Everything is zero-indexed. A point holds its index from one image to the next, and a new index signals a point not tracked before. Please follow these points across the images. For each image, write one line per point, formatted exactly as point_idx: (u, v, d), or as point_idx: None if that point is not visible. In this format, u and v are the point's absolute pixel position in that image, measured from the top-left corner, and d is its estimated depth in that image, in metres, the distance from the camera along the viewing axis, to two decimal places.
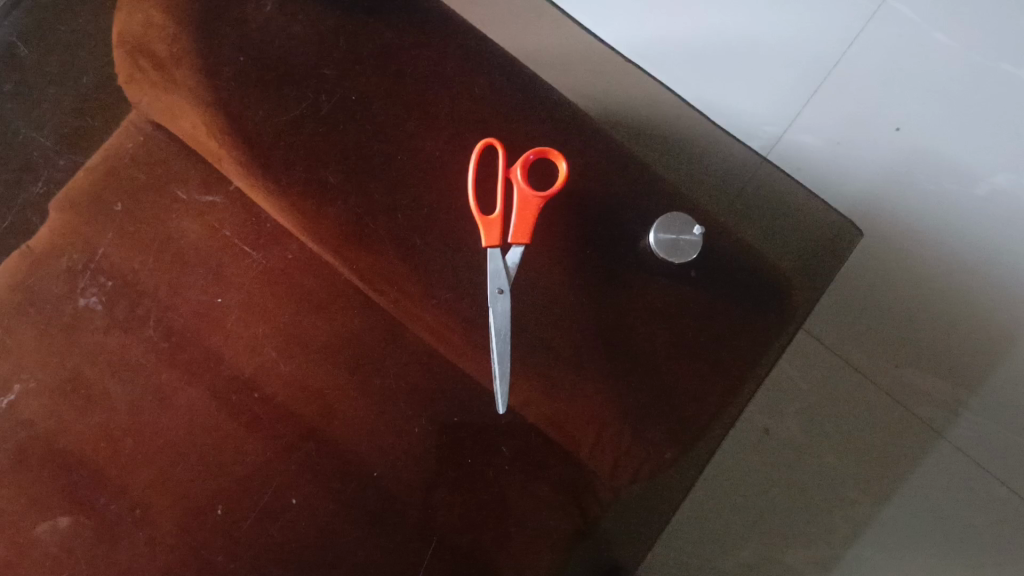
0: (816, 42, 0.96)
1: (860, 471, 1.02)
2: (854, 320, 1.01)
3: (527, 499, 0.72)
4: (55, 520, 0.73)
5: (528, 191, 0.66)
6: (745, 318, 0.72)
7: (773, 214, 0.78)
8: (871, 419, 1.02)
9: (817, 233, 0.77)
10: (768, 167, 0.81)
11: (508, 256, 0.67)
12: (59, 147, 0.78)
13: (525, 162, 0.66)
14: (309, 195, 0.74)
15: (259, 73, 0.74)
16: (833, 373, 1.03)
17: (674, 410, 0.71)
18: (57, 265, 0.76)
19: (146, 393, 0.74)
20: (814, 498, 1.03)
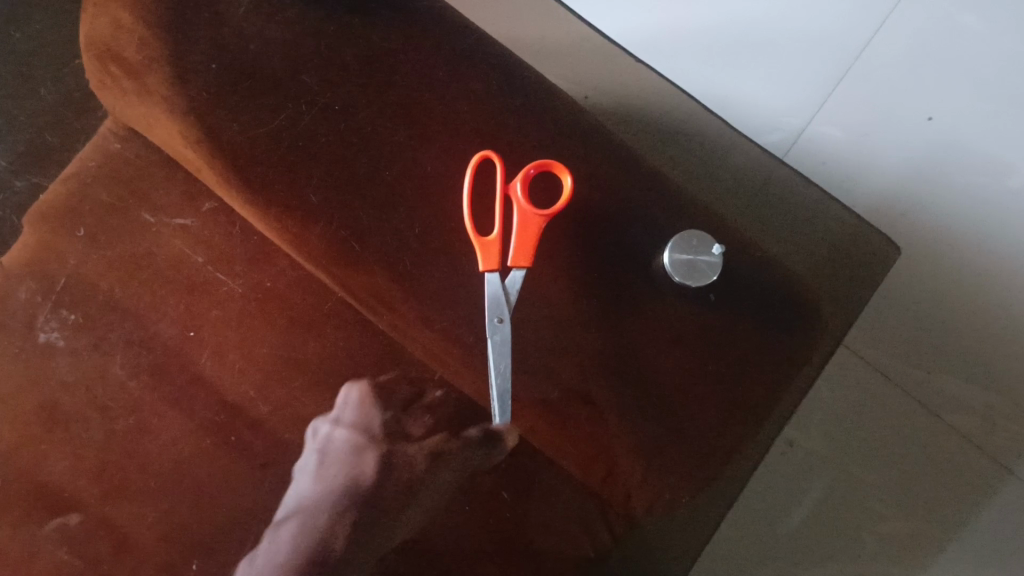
0: (841, 31, 0.89)
1: (892, 486, 0.94)
2: (885, 330, 0.94)
3: (534, 524, 0.68)
4: (67, 517, 0.66)
5: (529, 208, 0.60)
6: (770, 343, 0.65)
7: (793, 223, 0.73)
8: (903, 431, 0.94)
9: (839, 237, 0.71)
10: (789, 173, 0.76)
11: (508, 281, 0.61)
12: (16, 167, 0.72)
13: (525, 177, 0.61)
14: (292, 216, 0.66)
15: (233, 81, 0.66)
16: (862, 382, 0.96)
17: (691, 446, 0.65)
18: (13, 298, 0.68)
19: (113, 441, 0.67)
20: (840, 511, 0.96)
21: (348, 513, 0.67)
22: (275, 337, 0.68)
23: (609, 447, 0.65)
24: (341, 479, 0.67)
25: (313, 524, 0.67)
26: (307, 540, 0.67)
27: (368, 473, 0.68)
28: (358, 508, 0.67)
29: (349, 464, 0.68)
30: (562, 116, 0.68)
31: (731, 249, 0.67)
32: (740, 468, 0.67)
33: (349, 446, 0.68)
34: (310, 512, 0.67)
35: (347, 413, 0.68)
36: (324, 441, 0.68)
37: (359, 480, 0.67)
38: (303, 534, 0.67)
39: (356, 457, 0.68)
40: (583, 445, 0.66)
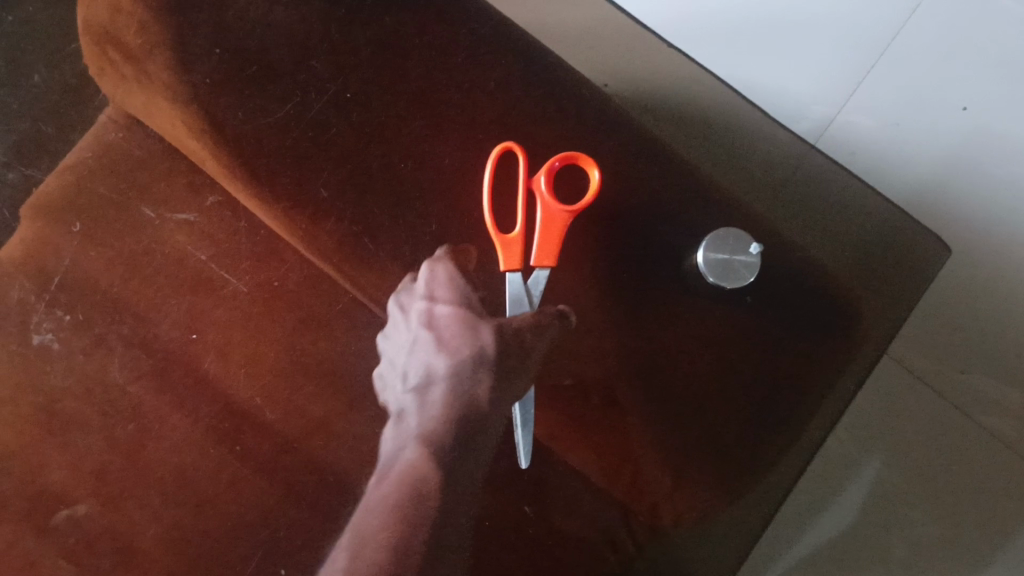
0: (873, 14, 0.83)
1: (922, 489, 0.85)
2: (921, 332, 0.86)
3: (559, 534, 0.63)
4: (75, 508, 0.61)
5: (553, 203, 0.56)
6: (809, 348, 0.62)
7: (829, 214, 0.70)
8: (939, 441, 0.86)
9: (879, 231, 0.68)
10: (820, 161, 0.73)
11: (531, 280, 0.58)
12: (5, 158, 0.68)
13: (549, 169, 0.57)
14: (301, 210, 0.62)
15: (239, 67, 0.62)
16: (900, 389, 0.87)
17: (723, 455, 0.61)
18: (6, 298, 0.64)
19: (111, 449, 0.62)
20: (868, 518, 0.86)
21: (479, 371, 0.53)
22: (281, 340, 0.64)
23: (637, 457, 0.62)
24: (460, 342, 0.55)
25: (446, 390, 0.53)
26: (449, 402, 0.53)
27: (484, 342, 0.54)
28: (491, 367, 0.53)
29: (465, 328, 0.55)
30: (586, 105, 0.64)
31: (766, 248, 0.63)
32: (778, 483, 0.62)
33: (455, 313, 0.56)
34: (441, 380, 0.54)
35: (441, 286, 0.57)
36: (430, 317, 0.57)
37: (478, 342, 0.54)
38: (444, 398, 0.53)
39: (470, 330, 0.55)
40: (609, 456, 0.62)
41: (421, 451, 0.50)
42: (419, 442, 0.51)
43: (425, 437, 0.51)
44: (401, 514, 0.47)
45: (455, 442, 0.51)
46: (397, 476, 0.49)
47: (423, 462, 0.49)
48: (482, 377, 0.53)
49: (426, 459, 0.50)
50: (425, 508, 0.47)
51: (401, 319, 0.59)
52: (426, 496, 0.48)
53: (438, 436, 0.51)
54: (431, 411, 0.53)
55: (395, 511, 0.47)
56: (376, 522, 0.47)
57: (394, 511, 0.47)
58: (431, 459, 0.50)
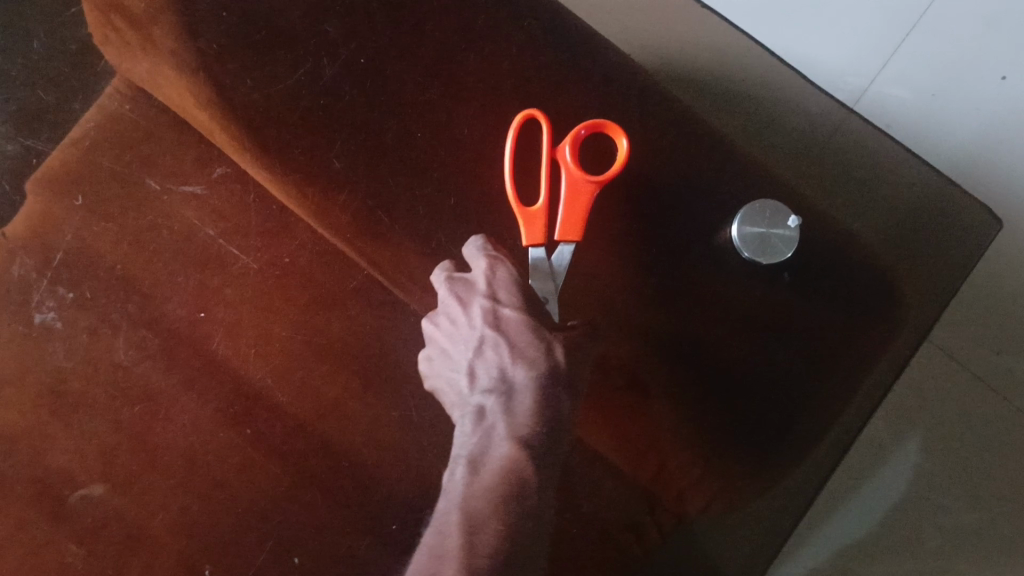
0: None
1: (964, 477, 0.80)
2: (961, 317, 0.80)
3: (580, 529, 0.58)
4: (88, 488, 0.59)
5: (579, 173, 0.53)
6: (848, 327, 0.59)
7: (862, 185, 0.67)
8: (983, 426, 0.81)
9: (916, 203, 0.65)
10: (859, 128, 0.70)
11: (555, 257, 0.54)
12: (6, 130, 0.64)
13: (575, 138, 0.54)
14: (315, 182, 0.60)
15: (247, 32, 0.60)
16: (938, 376, 0.82)
17: (759, 441, 0.58)
18: (6, 275, 0.61)
19: (118, 431, 0.60)
20: (908, 510, 0.80)
21: (557, 379, 0.50)
22: (293, 319, 0.62)
23: (667, 441, 0.59)
24: (534, 346, 0.50)
25: (528, 396, 0.49)
26: (533, 407, 0.49)
27: (559, 357, 0.50)
28: (568, 376, 0.50)
29: (539, 331, 0.50)
30: (611, 72, 0.61)
31: (804, 222, 0.60)
32: (817, 470, 0.58)
33: (525, 314, 0.51)
34: (517, 384, 0.50)
35: (504, 284, 0.52)
36: (495, 317, 0.51)
37: (554, 350, 0.50)
38: (529, 409, 0.48)
39: (544, 343, 0.50)
40: (636, 439, 0.59)
41: (515, 456, 0.46)
42: (510, 446, 0.47)
43: (516, 442, 0.47)
44: (505, 523, 0.44)
45: (545, 448, 0.48)
46: (496, 480, 0.45)
47: (522, 466, 0.46)
48: (561, 385, 0.50)
49: (524, 463, 0.46)
50: (525, 510, 0.45)
51: (456, 313, 0.53)
52: (525, 505, 0.45)
53: (529, 440, 0.47)
54: (515, 416, 0.48)
55: (502, 518, 0.44)
56: (482, 531, 0.43)
57: (499, 518, 0.44)
58: (529, 464, 0.46)
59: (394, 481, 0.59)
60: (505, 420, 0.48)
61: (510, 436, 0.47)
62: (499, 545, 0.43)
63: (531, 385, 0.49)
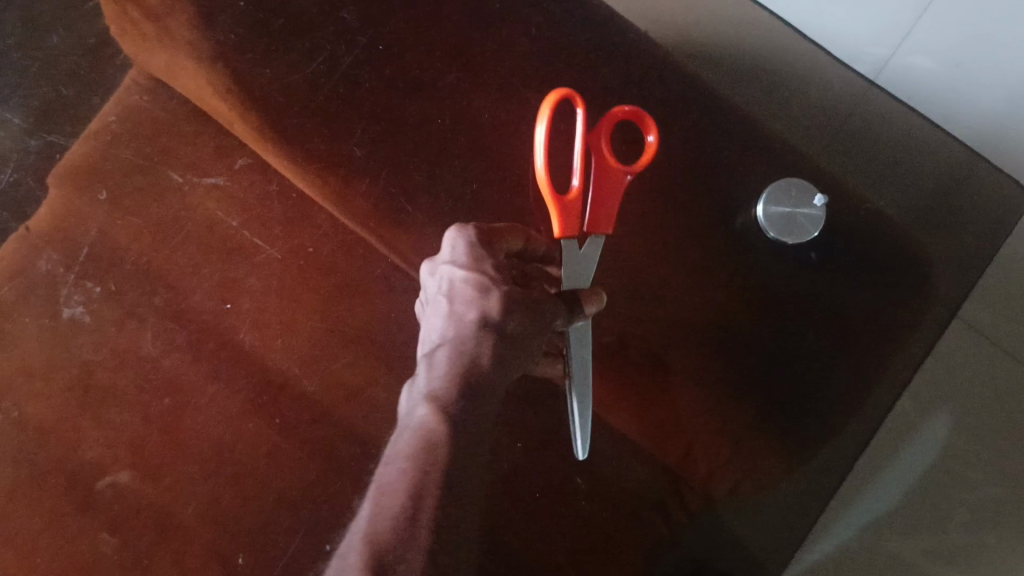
0: None
1: (995, 452, 0.75)
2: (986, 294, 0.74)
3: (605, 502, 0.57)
4: (120, 478, 0.59)
5: (615, 164, 0.52)
6: (875, 305, 0.58)
7: (882, 157, 0.70)
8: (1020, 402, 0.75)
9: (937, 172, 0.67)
10: (876, 96, 0.70)
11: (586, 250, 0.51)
12: (28, 126, 0.63)
13: (610, 122, 0.52)
14: (333, 170, 0.60)
15: (264, 23, 0.61)
16: (971, 355, 0.76)
17: (786, 419, 0.58)
18: (33, 270, 0.61)
19: (149, 422, 0.60)
20: (930, 487, 0.76)
21: (513, 322, 0.43)
22: (316, 308, 0.61)
23: (693, 423, 0.58)
24: (473, 303, 0.43)
25: (458, 351, 0.42)
26: (459, 361, 0.42)
27: (496, 308, 0.43)
28: (527, 319, 0.43)
29: (481, 285, 0.43)
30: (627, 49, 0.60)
31: (830, 200, 0.59)
32: (848, 447, 0.58)
33: (469, 262, 0.45)
34: (449, 343, 0.43)
35: (460, 249, 0.46)
36: (448, 282, 0.45)
37: (495, 302, 0.43)
38: (458, 361, 0.42)
39: (482, 293, 0.43)
40: (665, 423, 0.58)
41: (430, 418, 0.39)
42: (427, 409, 0.40)
43: (433, 401, 0.40)
44: (403, 512, 0.36)
45: (477, 409, 0.41)
46: (406, 442, 0.39)
47: (436, 426, 0.39)
48: (511, 334, 0.42)
49: (439, 423, 0.39)
50: (433, 485, 0.37)
51: (422, 282, 0.48)
52: (430, 482, 0.37)
53: (451, 396, 0.40)
54: (439, 375, 0.41)
55: (409, 481, 0.37)
56: (385, 508, 0.36)
57: (394, 513, 0.36)
58: (444, 425, 0.39)
59: None
60: (429, 383, 0.41)
61: (428, 397, 0.41)
62: (394, 530, 0.35)
63: (462, 338, 0.42)
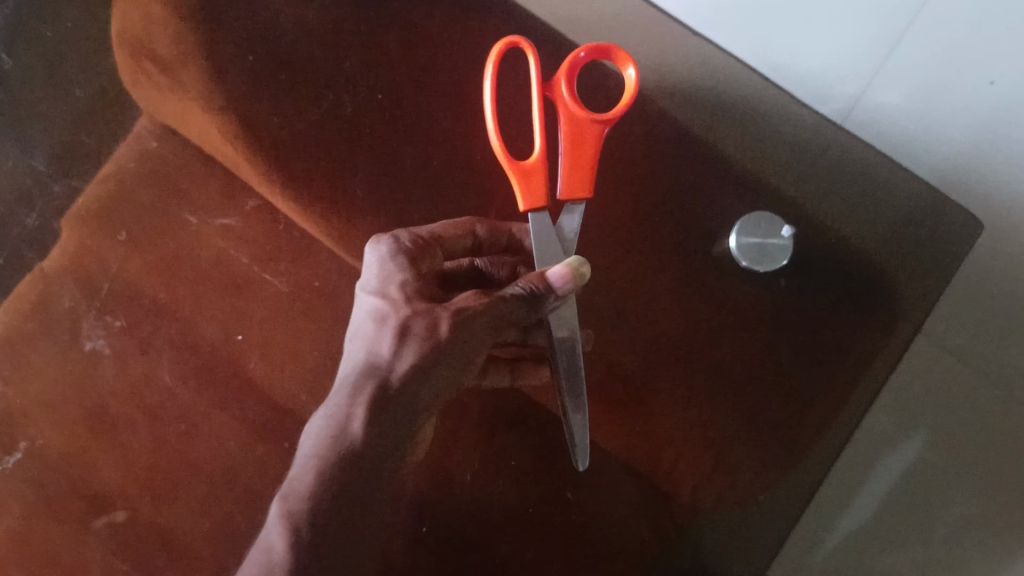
0: None
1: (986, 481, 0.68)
2: (979, 308, 0.67)
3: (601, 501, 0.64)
4: (138, 499, 0.63)
5: (580, 112, 0.50)
6: (847, 326, 0.61)
7: (879, 176, 0.63)
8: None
9: (917, 203, 0.61)
10: (846, 136, 0.63)
11: (566, 220, 0.51)
12: (51, 170, 0.68)
13: (571, 68, 0.51)
14: (336, 210, 0.64)
15: (270, 72, 0.64)
16: (958, 376, 0.69)
17: (766, 435, 0.61)
18: (59, 305, 0.65)
19: (165, 447, 0.63)
20: (908, 513, 0.71)
21: (406, 349, 0.45)
22: (321, 339, 0.65)
23: (677, 439, 0.63)
24: (372, 336, 0.47)
25: (343, 397, 0.46)
26: (339, 411, 0.45)
27: (384, 348, 0.46)
28: (425, 349, 0.45)
29: (381, 316, 0.47)
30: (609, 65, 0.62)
31: (804, 231, 0.63)
32: (823, 460, 0.60)
33: (376, 292, 0.48)
34: (342, 386, 0.47)
35: (371, 279, 0.49)
36: (360, 313, 0.49)
37: (387, 335, 0.46)
38: (339, 408, 0.45)
39: (378, 328, 0.47)
40: (651, 441, 0.63)
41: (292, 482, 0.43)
42: (297, 468, 0.44)
43: (307, 457, 0.45)
44: None
45: (345, 465, 0.44)
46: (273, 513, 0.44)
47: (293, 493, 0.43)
48: (397, 372, 0.45)
49: (298, 488, 0.43)
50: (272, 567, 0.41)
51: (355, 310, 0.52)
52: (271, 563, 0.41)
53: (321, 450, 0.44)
54: (321, 426, 0.45)
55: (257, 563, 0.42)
56: None
57: None
58: (301, 488, 0.43)
59: (420, 481, 0.65)
60: (312, 435, 0.46)
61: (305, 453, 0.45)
62: None
63: (350, 381, 0.46)
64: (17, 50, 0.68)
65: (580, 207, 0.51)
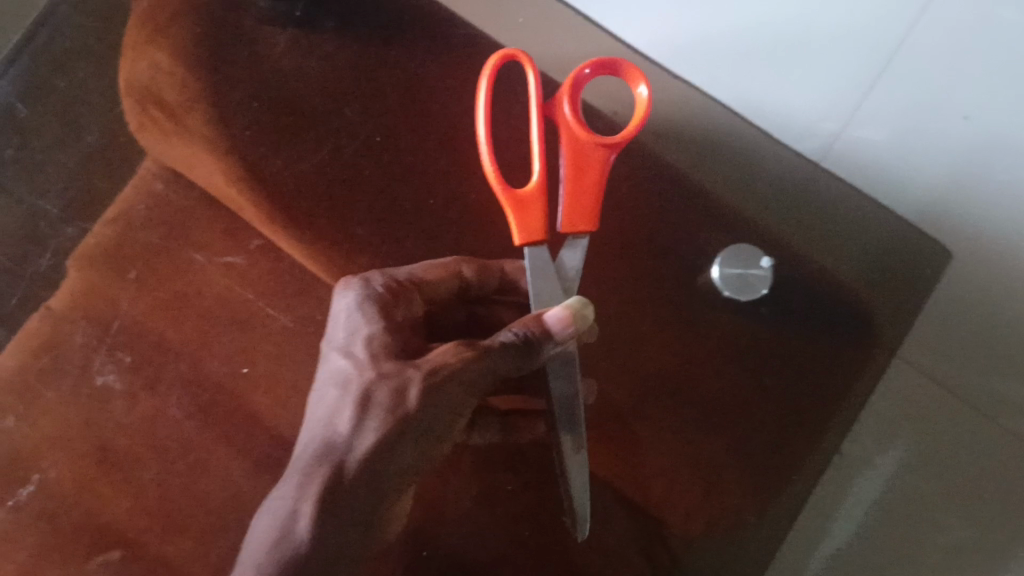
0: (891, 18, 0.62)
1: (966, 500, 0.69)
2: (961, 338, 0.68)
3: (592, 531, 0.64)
4: (149, 529, 0.64)
5: (585, 134, 0.52)
6: (829, 353, 0.64)
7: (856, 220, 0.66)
8: (1011, 428, 0.67)
9: (897, 245, 0.65)
10: (828, 177, 0.66)
11: (567, 250, 0.53)
12: (65, 213, 0.71)
13: (573, 89, 0.52)
14: (338, 248, 0.67)
15: (274, 118, 0.68)
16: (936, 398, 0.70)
17: (753, 460, 0.64)
18: (70, 342, 0.67)
19: (174, 478, 0.65)
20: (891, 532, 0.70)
21: (369, 415, 0.49)
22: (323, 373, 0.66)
23: (669, 462, 0.64)
24: (336, 399, 0.50)
25: (306, 461, 0.50)
26: (302, 478, 0.49)
27: (346, 415, 0.49)
28: (388, 417, 0.49)
29: (346, 379, 0.50)
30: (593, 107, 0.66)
31: (783, 262, 0.66)
32: (806, 481, 0.64)
33: (344, 352, 0.52)
34: (305, 450, 0.50)
35: (342, 337, 0.53)
36: (327, 370, 0.52)
37: (350, 401, 0.49)
38: (301, 474, 0.49)
39: (342, 392, 0.50)
40: (647, 466, 0.64)
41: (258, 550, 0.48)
42: (263, 534, 0.49)
43: (272, 523, 0.49)
44: None
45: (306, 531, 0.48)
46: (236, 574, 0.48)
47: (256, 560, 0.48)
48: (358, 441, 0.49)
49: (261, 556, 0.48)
50: None
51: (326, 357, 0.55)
52: None
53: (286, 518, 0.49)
54: (285, 490, 0.49)
55: None
56: None
57: None
58: (265, 556, 0.48)
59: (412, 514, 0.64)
60: (276, 498, 0.50)
61: (270, 518, 0.49)
62: None
63: (314, 447, 0.50)
64: (33, 99, 0.72)
65: (582, 244, 0.53)
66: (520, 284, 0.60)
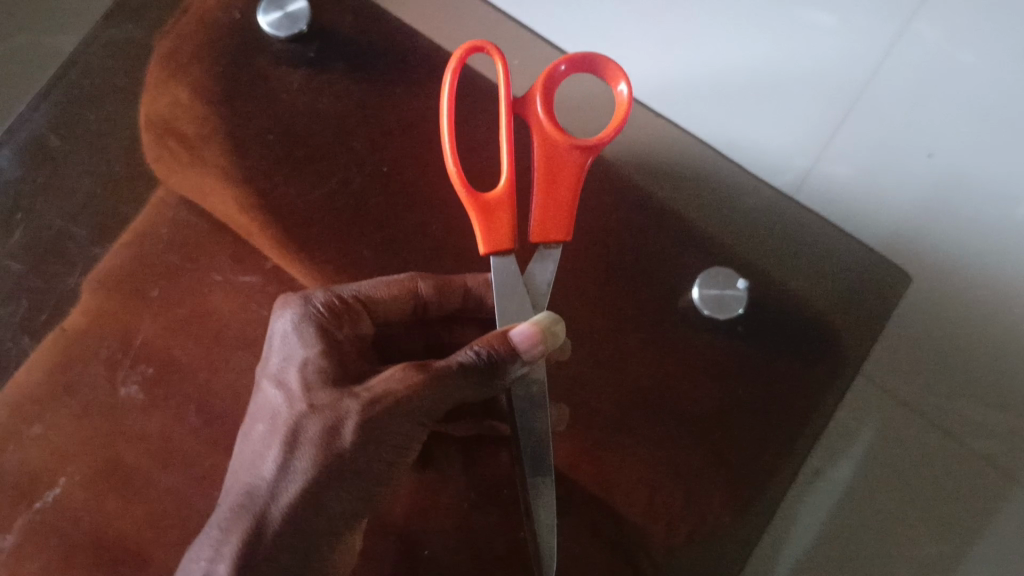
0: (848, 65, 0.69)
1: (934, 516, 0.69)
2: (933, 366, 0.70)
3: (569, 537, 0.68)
4: (166, 530, 0.68)
5: (559, 137, 0.54)
6: (795, 370, 0.69)
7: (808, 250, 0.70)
8: (971, 445, 0.69)
9: (851, 272, 0.69)
10: (792, 207, 0.70)
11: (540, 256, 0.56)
12: (94, 237, 0.74)
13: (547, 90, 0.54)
14: (344, 270, 0.71)
15: (288, 149, 0.74)
16: (905, 420, 0.71)
17: (727, 472, 0.68)
18: (95, 354, 0.71)
19: (191, 483, 0.69)
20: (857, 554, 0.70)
21: (298, 451, 0.51)
22: None
23: (644, 475, 0.69)
24: (267, 435, 0.53)
25: (234, 500, 0.52)
26: (228, 516, 0.51)
27: (273, 453, 0.52)
28: (318, 452, 0.51)
29: (278, 415, 0.53)
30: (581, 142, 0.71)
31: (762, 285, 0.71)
32: (778, 493, 0.67)
33: (279, 384, 0.54)
34: (236, 488, 0.53)
35: (276, 367, 0.56)
36: (261, 403, 0.55)
37: (279, 438, 0.52)
38: (227, 512, 0.52)
39: (273, 428, 0.53)
40: (622, 481, 0.69)
41: None
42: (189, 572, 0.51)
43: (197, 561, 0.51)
44: None
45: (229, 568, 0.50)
46: None
47: None
48: (284, 479, 0.51)
49: None
50: None
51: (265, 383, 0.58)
52: None
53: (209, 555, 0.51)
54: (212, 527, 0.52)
55: None
56: None
57: None
58: None
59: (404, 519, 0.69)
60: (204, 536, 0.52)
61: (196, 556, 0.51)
62: None
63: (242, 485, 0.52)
64: (63, 130, 0.77)
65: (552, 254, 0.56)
66: (479, 296, 0.64)
